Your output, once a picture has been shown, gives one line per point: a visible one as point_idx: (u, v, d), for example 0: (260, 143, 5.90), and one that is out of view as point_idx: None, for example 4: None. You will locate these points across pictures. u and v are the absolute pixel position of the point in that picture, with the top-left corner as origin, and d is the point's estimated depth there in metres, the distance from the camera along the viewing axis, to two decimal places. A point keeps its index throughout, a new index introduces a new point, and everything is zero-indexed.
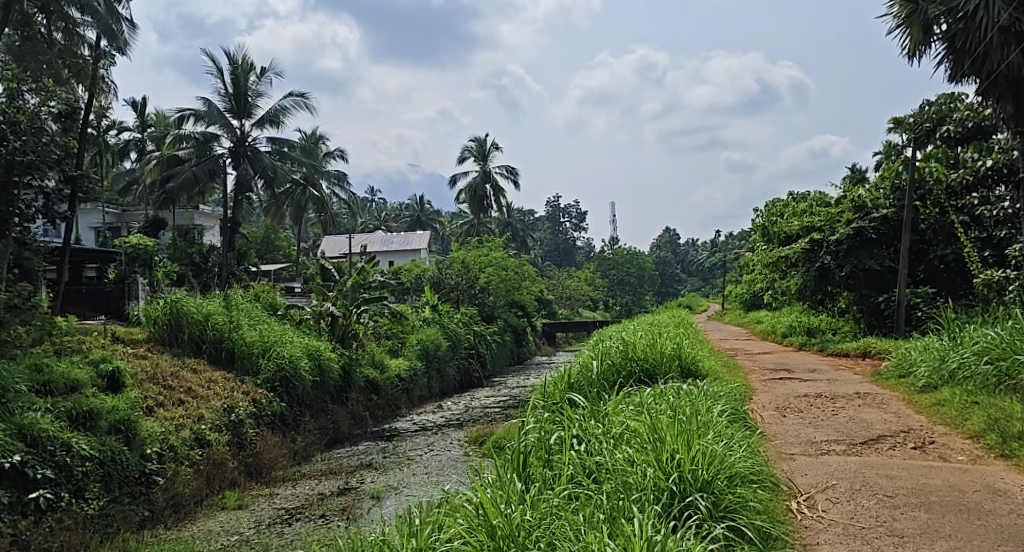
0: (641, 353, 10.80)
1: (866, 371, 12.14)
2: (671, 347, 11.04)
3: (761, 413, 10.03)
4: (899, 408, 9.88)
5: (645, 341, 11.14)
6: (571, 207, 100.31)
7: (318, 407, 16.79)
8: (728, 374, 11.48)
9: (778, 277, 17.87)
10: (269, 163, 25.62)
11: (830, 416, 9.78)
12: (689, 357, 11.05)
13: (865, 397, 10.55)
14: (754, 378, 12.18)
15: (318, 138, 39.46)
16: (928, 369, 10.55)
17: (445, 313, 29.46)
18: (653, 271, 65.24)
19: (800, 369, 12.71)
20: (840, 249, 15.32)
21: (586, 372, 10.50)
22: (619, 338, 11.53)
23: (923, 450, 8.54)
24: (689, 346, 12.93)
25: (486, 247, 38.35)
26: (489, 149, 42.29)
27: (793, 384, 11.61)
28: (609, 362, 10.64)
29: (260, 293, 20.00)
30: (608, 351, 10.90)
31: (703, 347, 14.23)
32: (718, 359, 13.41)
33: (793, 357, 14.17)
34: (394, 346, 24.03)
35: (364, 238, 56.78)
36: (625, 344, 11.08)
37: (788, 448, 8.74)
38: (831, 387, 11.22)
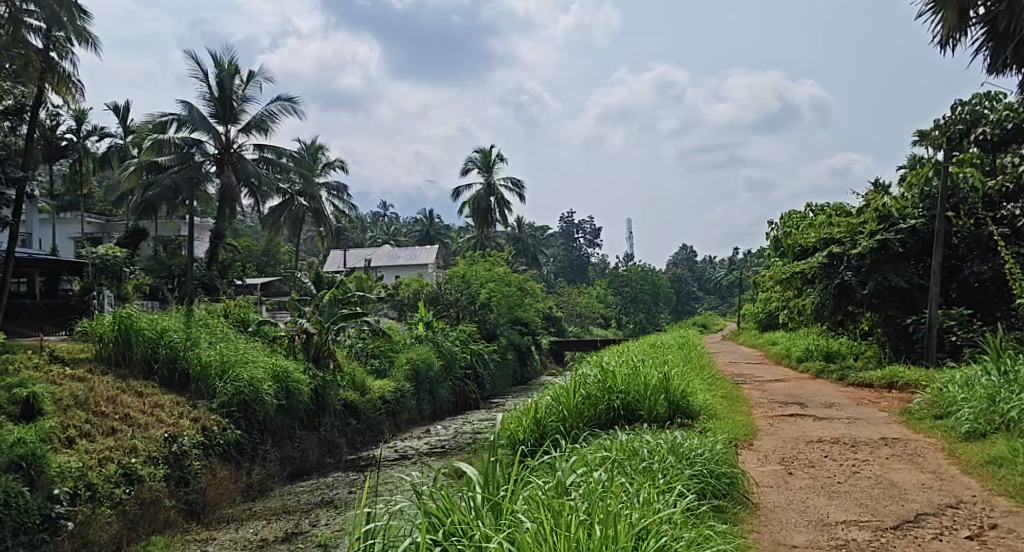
0: (621, 383, 9.38)
1: (892, 408, 10.49)
2: (655, 379, 9.63)
3: (762, 471, 8.39)
4: (938, 469, 8.21)
5: (625, 371, 9.72)
6: (585, 223, 98.78)
7: (283, 434, 15.30)
8: (723, 414, 9.98)
9: (793, 295, 16.19)
10: (254, 170, 24.00)
11: (846, 477, 8.12)
12: (676, 390, 9.64)
13: (894, 446, 8.91)
14: (760, 414, 10.58)
15: (318, 148, 38.36)
16: (974, 412, 8.91)
17: (441, 331, 27.94)
18: (668, 288, 63.54)
19: (817, 402, 11.10)
20: (861, 264, 13.65)
21: (558, 409, 9.06)
22: (598, 364, 10.07)
23: (979, 544, 6.88)
24: (683, 373, 11.41)
25: (489, 261, 36.88)
26: (494, 161, 40.96)
27: (806, 424, 9.98)
28: (584, 397, 9.20)
29: (232, 308, 18.60)
30: (583, 380, 9.45)
31: (702, 375, 12.63)
32: (719, 390, 11.81)
33: (808, 387, 12.48)
34: (382, 367, 22.54)
35: (370, 252, 55.51)
36: (602, 372, 9.66)
37: (790, 537, 7.07)
38: (852, 430, 9.57)
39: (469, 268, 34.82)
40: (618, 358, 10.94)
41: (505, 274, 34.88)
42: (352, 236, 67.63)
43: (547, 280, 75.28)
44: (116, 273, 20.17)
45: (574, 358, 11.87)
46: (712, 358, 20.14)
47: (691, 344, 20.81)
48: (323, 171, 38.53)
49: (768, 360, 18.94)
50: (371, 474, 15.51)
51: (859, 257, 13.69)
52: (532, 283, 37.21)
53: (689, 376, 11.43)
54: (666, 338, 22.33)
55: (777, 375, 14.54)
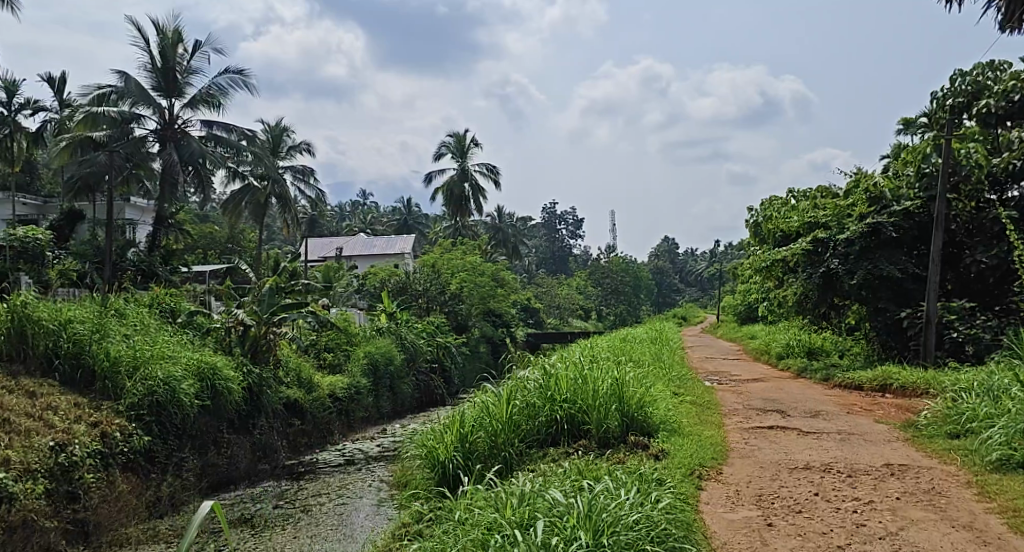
0: (563, 391, 8.79)
1: (892, 419, 9.07)
2: (602, 385, 8.88)
3: (743, 524, 6.87)
4: (974, 523, 6.74)
5: (574, 374, 9.01)
6: (569, 213, 97.25)
7: (204, 438, 13.71)
8: (677, 427, 8.83)
9: (774, 286, 14.71)
10: (198, 148, 22.68)
11: (848, 537, 6.62)
12: (624, 392, 8.88)
13: (904, 481, 7.45)
14: (731, 423, 9.30)
15: (282, 129, 36.31)
16: (1009, 433, 7.62)
17: (405, 323, 26.29)
18: (650, 280, 62.04)
19: (801, 410, 9.64)
20: (850, 251, 12.10)
21: (485, 418, 8.54)
22: (554, 363, 9.35)
23: None
24: (637, 372, 10.09)
25: (462, 250, 35.23)
26: (468, 145, 39.31)
27: (787, 441, 8.59)
28: (520, 404, 8.73)
29: (163, 296, 16.95)
30: (522, 388, 8.92)
31: (664, 376, 11.22)
32: (681, 394, 10.41)
33: (789, 389, 11.05)
34: (335, 362, 20.90)
35: (343, 241, 53.72)
36: (553, 374, 9.02)
37: None
38: (847, 453, 8.11)
39: (439, 256, 33.12)
40: (578, 358, 9.99)
41: (477, 264, 33.23)
42: (327, 224, 65.77)
43: (528, 271, 73.67)
44: (37, 259, 18.43)
45: (521, 358, 10.40)
46: (687, 354, 18.61)
47: (668, 338, 19.33)
48: (287, 154, 36.61)
49: (747, 357, 17.47)
50: (306, 483, 13.92)
51: (847, 239, 12.15)
52: (505, 274, 35.61)
53: (648, 379, 10.13)
54: (640, 331, 20.80)
55: (752, 375, 13.11)
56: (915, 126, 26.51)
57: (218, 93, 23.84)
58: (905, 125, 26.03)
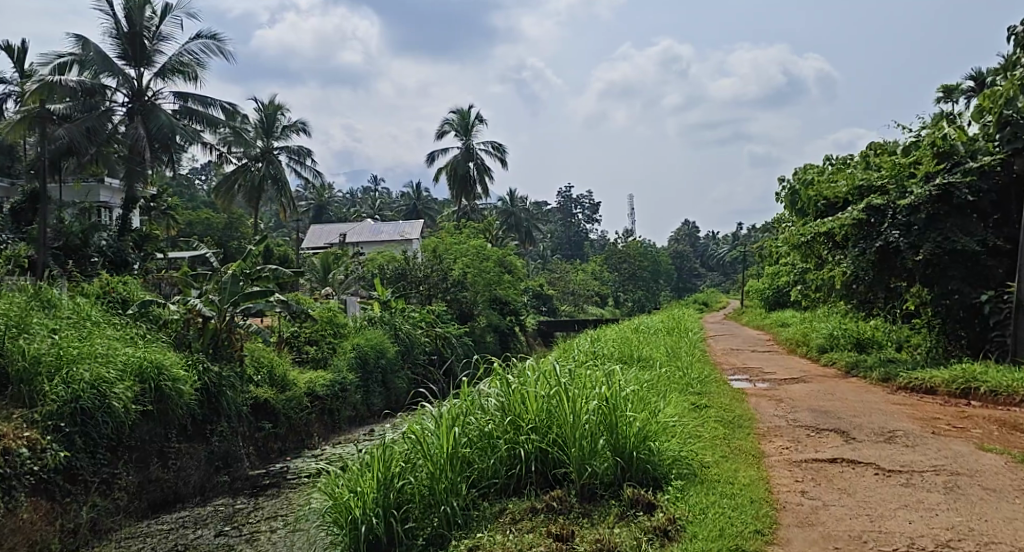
0: (522, 414, 7.41)
1: (999, 455, 7.32)
2: (586, 404, 7.27)
3: None
4: None
5: (553, 387, 7.47)
6: (585, 198, 94.86)
7: (147, 449, 11.79)
8: (697, 469, 7.19)
9: (814, 265, 12.56)
10: (167, 121, 20.55)
11: None
12: (620, 412, 7.29)
13: None
14: (773, 461, 7.49)
15: (276, 108, 34.04)
16: None
17: (400, 313, 24.28)
18: (668, 264, 59.64)
19: (871, 428, 8.09)
20: (915, 222, 10.03)
21: (415, 455, 7.15)
22: (531, 370, 7.80)
23: None
24: (640, 380, 8.44)
25: (467, 233, 33.09)
26: (472, 123, 37.21)
27: (865, 495, 6.75)
28: (470, 431, 7.35)
29: (114, 283, 14.99)
30: (480, 415, 7.45)
31: (675, 381, 9.54)
32: (698, 406, 8.75)
33: (827, 400, 9.22)
34: (319, 356, 18.90)
35: (347, 227, 51.74)
36: (524, 385, 7.57)
37: None
38: (971, 521, 6.27)
39: (442, 240, 30.96)
40: (564, 364, 8.44)
41: (482, 248, 31.08)
42: (335, 211, 63.79)
43: (541, 257, 71.44)
44: None
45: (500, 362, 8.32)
46: (709, 347, 16.41)
47: (687, 328, 17.17)
48: (282, 134, 34.24)
49: (779, 350, 15.26)
50: (263, 501, 11.99)
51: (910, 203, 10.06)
52: (512, 258, 33.49)
53: (653, 389, 8.46)
54: (657, 320, 18.63)
55: (787, 374, 11.27)
56: (955, 92, 24.12)
57: (193, 62, 21.88)
58: (944, 92, 23.70)
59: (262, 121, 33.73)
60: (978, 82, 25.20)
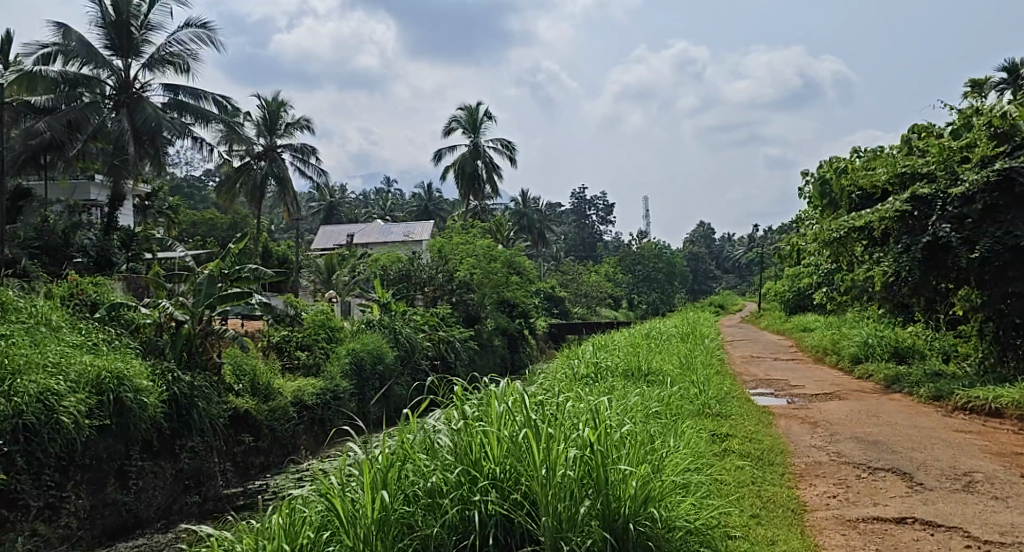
0: (475, 454, 6.09)
1: None
2: (563, 452, 5.90)
3: None
4: None
5: (519, 428, 6.16)
6: (599, 199, 93.47)
7: (105, 468, 10.68)
8: (720, 541, 5.98)
9: (848, 264, 11.33)
10: (153, 113, 19.16)
11: None
12: (612, 461, 6.01)
13: None
14: (825, 539, 6.07)
15: (279, 104, 32.21)
16: None
17: (401, 316, 23.12)
18: (684, 266, 58.16)
19: (939, 470, 7.01)
20: (969, 214, 9.13)
21: (329, 521, 5.89)
22: (498, 399, 6.51)
23: None
24: (643, 409, 7.30)
25: (474, 233, 31.87)
26: (480, 119, 36.04)
27: None
28: (408, 488, 5.97)
29: (83, 284, 13.86)
30: (419, 462, 6.09)
31: (678, 401, 8.36)
32: (710, 438, 7.56)
33: (871, 434, 7.94)
34: (311, 362, 17.69)
35: (355, 227, 50.58)
36: (486, 422, 6.27)
37: None
38: None
39: (448, 240, 29.71)
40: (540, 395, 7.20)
41: (489, 249, 29.80)
42: (344, 211, 62.67)
43: (554, 258, 70.09)
44: None
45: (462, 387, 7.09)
46: (728, 354, 15.10)
47: (703, 333, 15.88)
48: (286, 132, 32.39)
49: (805, 359, 13.95)
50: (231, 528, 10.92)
51: (968, 190, 9.05)
52: (522, 260, 32.24)
53: (656, 420, 7.24)
54: (671, 324, 17.35)
55: (816, 392, 10.14)
56: (989, 85, 22.71)
57: (183, 52, 20.41)
58: (976, 85, 22.28)
59: (265, 118, 31.88)
60: (1011, 74, 23.81)
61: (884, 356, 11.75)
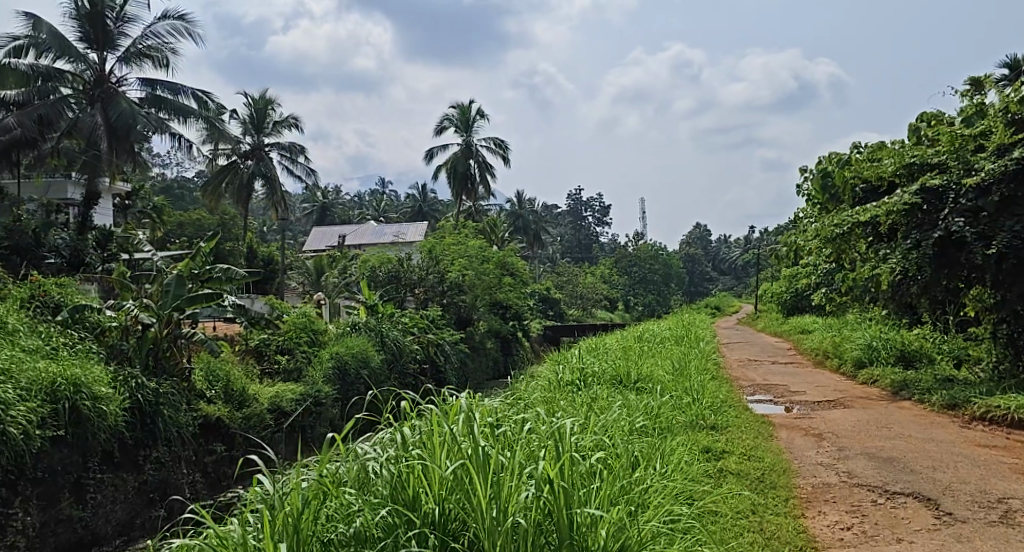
0: (411, 488, 5.45)
1: None
2: (518, 491, 5.38)
3: None
4: None
5: (460, 457, 5.52)
6: (595, 200, 92.81)
7: (58, 483, 9.99)
8: None
9: (852, 262, 10.73)
10: (129, 108, 18.40)
11: None
12: (579, 498, 5.50)
13: None
14: None
15: (267, 102, 31.42)
16: None
17: (388, 319, 22.44)
18: (680, 267, 57.52)
19: (969, 495, 6.35)
20: (985, 206, 8.73)
21: None
22: (442, 419, 5.87)
23: None
24: (623, 425, 6.85)
25: (466, 233, 31.21)
26: (473, 117, 35.41)
27: None
28: (327, 534, 5.36)
29: (47, 285, 13.16)
30: (342, 498, 5.51)
31: (660, 412, 7.71)
32: (696, 457, 6.92)
33: (883, 451, 7.29)
34: (292, 366, 16.99)
35: (347, 228, 49.87)
36: (422, 448, 5.65)
37: None
38: None
39: (440, 241, 29.01)
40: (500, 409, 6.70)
41: (482, 249, 29.13)
42: (336, 213, 61.88)
43: (550, 260, 69.36)
44: None
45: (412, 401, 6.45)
46: (723, 357, 14.40)
47: (697, 336, 15.22)
48: (274, 130, 31.67)
49: (805, 363, 13.27)
50: None
51: (984, 179, 8.68)
52: (515, 261, 31.57)
53: (638, 439, 6.75)
54: (665, 327, 16.68)
55: (818, 398, 9.49)
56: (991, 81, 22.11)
57: (162, 46, 19.69)
58: None
59: (252, 117, 31.22)
60: (1012, 70, 23.24)
61: (890, 360, 11.10)
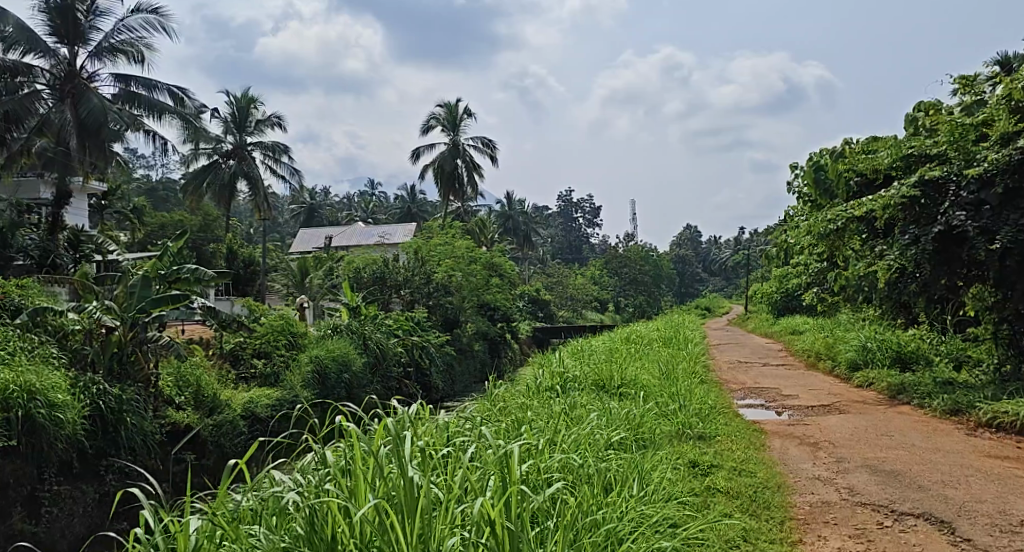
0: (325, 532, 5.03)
1: None
2: (447, 537, 4.95)
3: None
4: None
5: (381, 493, 5.12)
6: (586, 202, 92.31)
7: (10, 494, 9.44)
8: None
9: (846, 258, 10.27)
10: (100, 103, 17.80)
11: None
12: (528, 541, 5.02)
13: None
14: None
15: (249, 100, 30.82)
16: None
17: (371, 321, 21.88)
18: (671, 268, 57.10)
19: (987, 518, 5.86)
20: (988, 199, 8.34)
21: None
22: (372, 444, 5.42)
23: None
24: (595, 441, 6.41)
25: (453, 233, 30.69)
26: (460, 116, 34.90)
27: None
28: None
29: (7, 286, 12.59)
30: (242, 538, 5.12)
31: (642, 422, 7.23)
32: (680, 473, 6.45)
33: (882, 464, 6.81)
34: (269, 371, 16.42)
35: (334, 229, 49.21)
36: (341, 485, 5.23)
37: None
38: None
39: (425, 242, 28.44)
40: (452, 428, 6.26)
41: (469, 249, 28.60)
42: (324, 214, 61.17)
43: (540, 261, 68.84)
44: None
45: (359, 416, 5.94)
46: (712, 360, 13.90)
47: (686, 337, 14.72)
48: (256, 129, 31.08)
49: (797, 365, 12.79)
50: None
51: (987, 170, 8.29)
52: (503, 261, 31.03)
53: (613, 455, 6.29)
54: (653, 328, 16.19)
55: (812, 403, 9.02)
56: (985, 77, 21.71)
57: (136, 41, 19.10)
58: None
59: (234, 115, 30.59)
60: (1005, 67, 22.83)
61: (886, 362, 10.62)
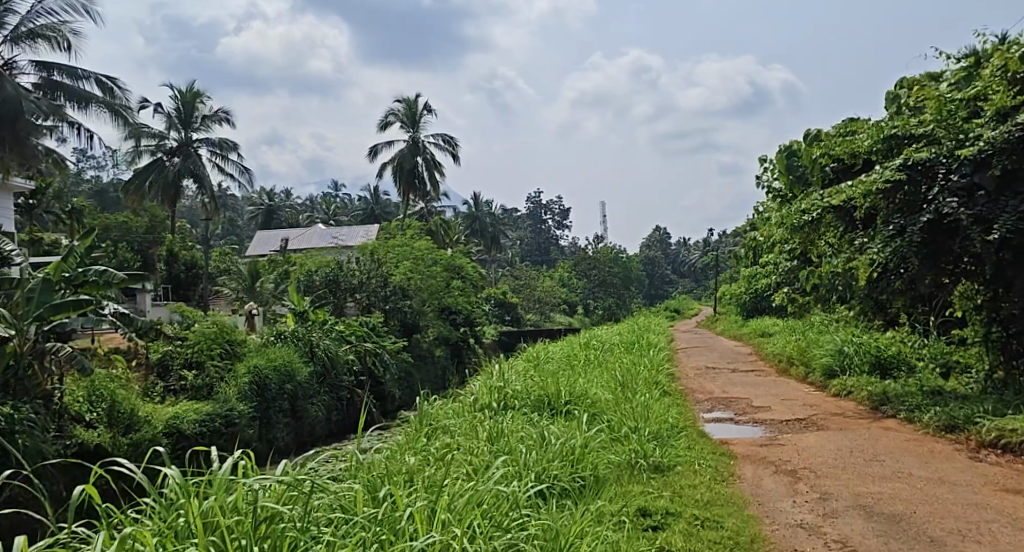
0: None
1: None
2: None
3: None
4: None
5: None
6: (554, 204, 91.35)
7: None
8: None
9: (821, 254, 9.34)
10: (16, 92, 16.41)
11: None
12: None
13: None
14: None
15: (195, 95, 29.41)
16: None
17: (320, 327, 20.65)
18: (639, 270, 56.18)
19: None
20: (983, 183, 7.57)
21: None
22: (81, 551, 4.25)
23: None
24: (498, 502, 5.34)
25: (412, 233, 29.49)
26: (420, 113, 33.74)
27: None
28: None
29: None
30: None
31: (583, 456, 6.23)
32: (622, 533, 5.39)
33: (871, 506, 5.83)
34: (201, 383, 15.15)
35: (294, 232, 47.73)
36: None
37: None
38: None
39: (382, 243, 27.23)
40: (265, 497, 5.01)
41: (428, 250, 27.44)
42: (286, 217, 59.47)
43: (508, 263, 67.70)
44: None
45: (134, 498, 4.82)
46: (677, 366, 12.88)
47: (649, 343, 13.70)
48: (203, 126, 29.74)
49: (767, 371, 11.81)
50: None
51: (983, 150, 7.52)
52: (464, 262, 29.90)
53: (526, 522, 5.23)
54: (614, 333, 15.17)
55: (786, 417, 8.09)
56: None
57: (59, 27, 17.73)
58: None
59: (179, 111, 29.18)
60: None
61: (864, 369, 9.68)
